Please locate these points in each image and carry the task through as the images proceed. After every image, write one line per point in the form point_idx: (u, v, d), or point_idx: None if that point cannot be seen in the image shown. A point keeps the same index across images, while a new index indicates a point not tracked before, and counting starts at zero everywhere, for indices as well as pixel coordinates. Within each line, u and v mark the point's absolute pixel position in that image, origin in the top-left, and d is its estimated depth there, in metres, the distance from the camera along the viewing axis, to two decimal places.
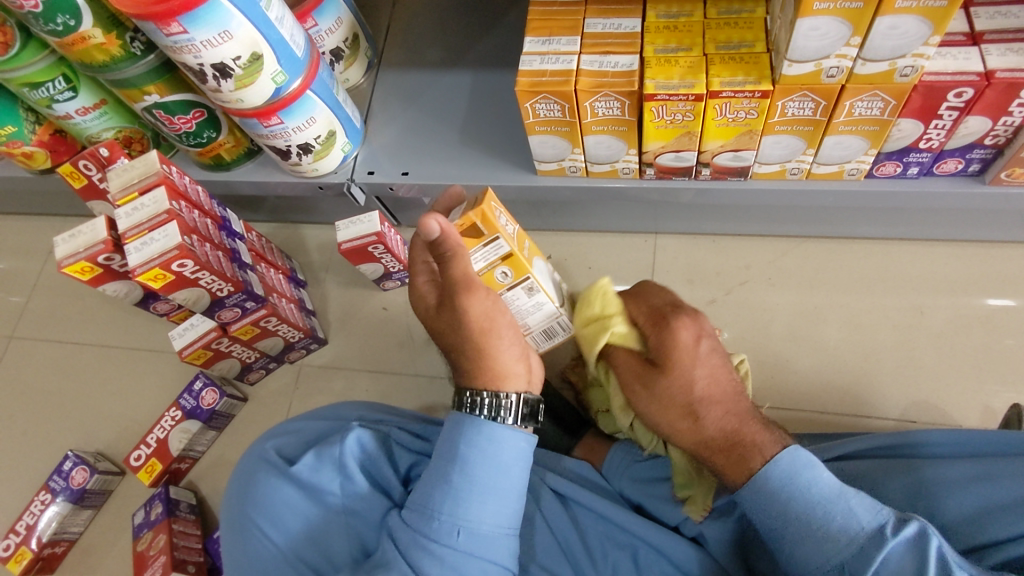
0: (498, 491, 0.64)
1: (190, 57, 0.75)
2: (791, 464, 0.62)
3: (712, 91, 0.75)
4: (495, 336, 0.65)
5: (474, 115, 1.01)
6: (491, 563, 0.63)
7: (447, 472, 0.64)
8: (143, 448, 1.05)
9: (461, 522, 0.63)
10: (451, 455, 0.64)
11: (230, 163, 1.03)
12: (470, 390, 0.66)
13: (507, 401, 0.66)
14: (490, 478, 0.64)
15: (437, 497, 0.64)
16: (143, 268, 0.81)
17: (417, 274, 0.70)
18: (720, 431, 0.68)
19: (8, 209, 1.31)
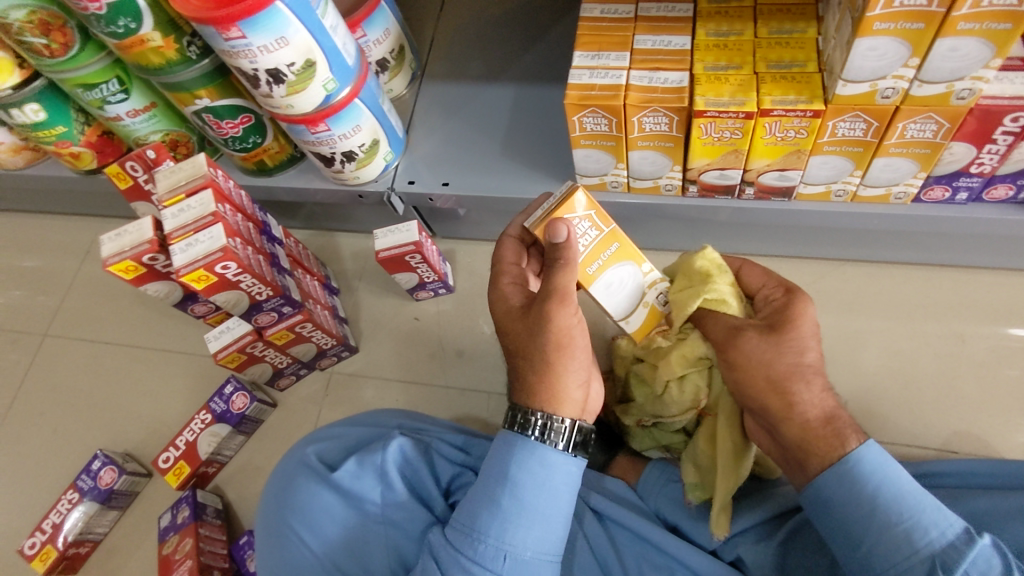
0: (544, 516, 0.62)
1: (245, 62, 0.76)
2: (879, 456, 0.62)
3: (763, 109, 0.75)
4: (569, 354, 0.64)
5: (515, 128, 1.01)
6: None
7: (499, 495, 0.62)
8: (172, 451, 1.05)
9: (506, 547, 0.61)
10: (499, 472, 0.63)
11: (272, 169, 1.04)
12: (525, 408, 0.65)
13: (559, 424, 0.64)
14: (530, 499, 0.62)
15: (484, 517, 0.62)
16: (188, 268, 0.82)
17: (506, 278, 0.72)
18: (820, 406, 0.66)
19: (48, 209, 1.33)
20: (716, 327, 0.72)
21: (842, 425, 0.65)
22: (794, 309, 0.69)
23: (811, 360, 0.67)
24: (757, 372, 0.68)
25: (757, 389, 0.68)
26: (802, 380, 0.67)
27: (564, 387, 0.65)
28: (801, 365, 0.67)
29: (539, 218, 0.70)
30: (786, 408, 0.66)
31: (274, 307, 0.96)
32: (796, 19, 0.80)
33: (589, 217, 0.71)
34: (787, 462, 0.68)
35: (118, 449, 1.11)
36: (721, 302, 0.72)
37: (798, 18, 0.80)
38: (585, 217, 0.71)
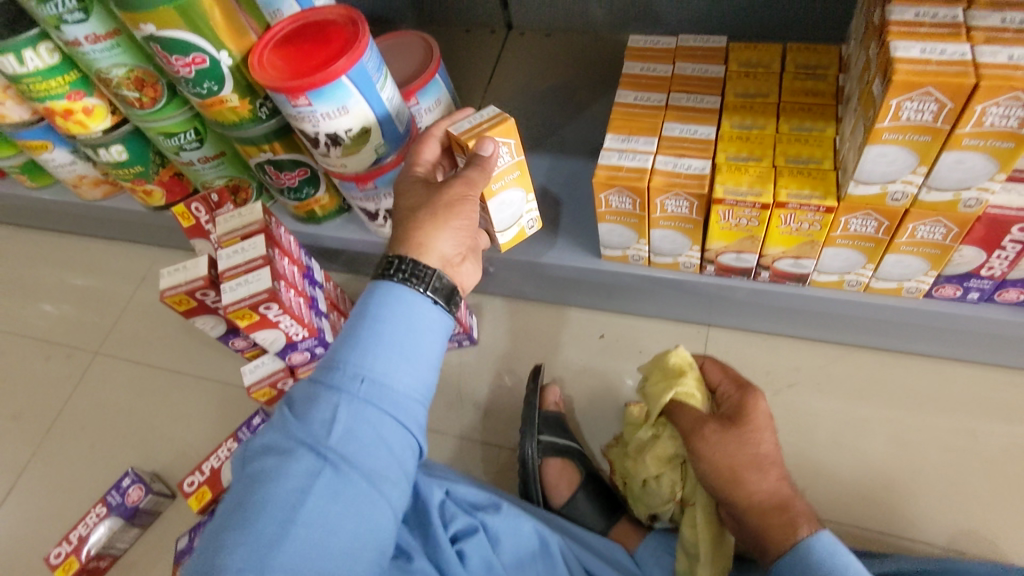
0: (408, 351, 0.66)
1: (309, 125, 0.85)
2: (828, 545, 0.63)
3: (779, 201, 0.80)
4: (454, 217, 0.75)
5: (547, 197, 1.07)
6: (394, 420, 0.64)
7: (358, 325, 0.66)
8: (197, 476, 1.10)
9: (364, 371, 0.64)
10: (360, 311, 0.67)
11: (321, 218, 1.12)
12: (394, 258, 0.71)
13: (426, 273, 0.70)
14: (388, 330, 0.66)
15: (343, 348, 0.65)
16: (235, 306, 0.89)
17: (418, 146, 0.81)
18: (771, 493, 0.72)
19: (114, 236, 1.44)
20: (685, 417, 0.82)
21: (796, 513, 0.68)
22: (749, 405, 0.81)
23: (767, 453, 0.75)
24: (720, 461, 0.76)
25: (719, 477, 0.75)
26: (760, 470, 0.74)
27: (436, 246, 0.73)
28: (758, 456, 0.75)
29: (466, 130, 0.80)
30: (742, 496, 0.73)
31: (308, 347, 1.01)
32: (816, 118, 0.86)
33: (508, 144, 0.79)
34: (754, 548, 0.71)
35: (147, 469, 1.16)
36: (689, 397, 0.87)
37: (818, 117, 0.86)
38: (506, 143, 0.79)
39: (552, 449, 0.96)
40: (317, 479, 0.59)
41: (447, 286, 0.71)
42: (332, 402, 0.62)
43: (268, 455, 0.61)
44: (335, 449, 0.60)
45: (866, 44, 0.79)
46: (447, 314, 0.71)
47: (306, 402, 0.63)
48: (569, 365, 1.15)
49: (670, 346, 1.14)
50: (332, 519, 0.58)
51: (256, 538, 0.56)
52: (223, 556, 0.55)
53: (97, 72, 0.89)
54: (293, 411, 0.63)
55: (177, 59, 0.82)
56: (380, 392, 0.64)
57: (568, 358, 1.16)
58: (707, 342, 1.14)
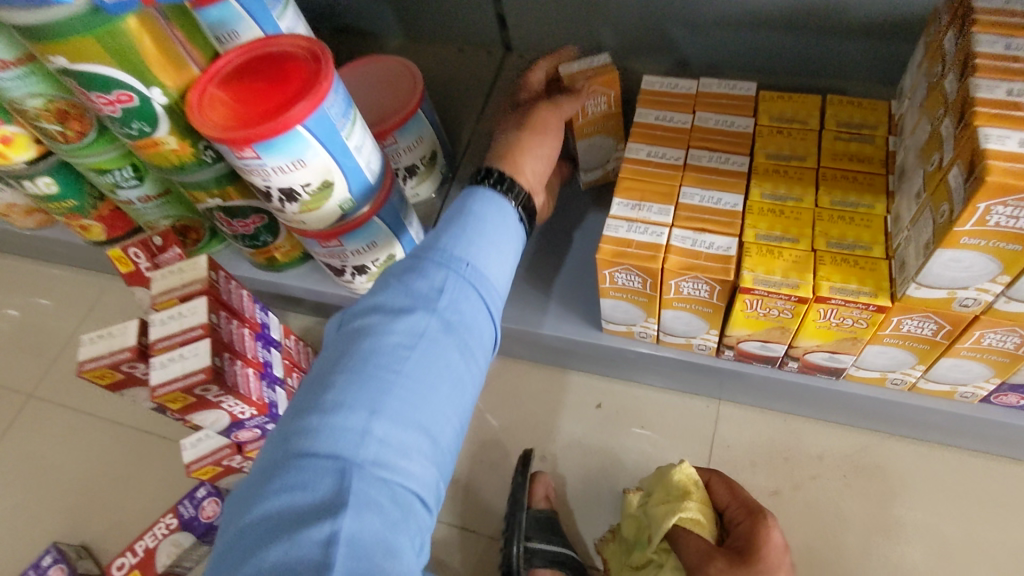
0: (502, 247, 0.66)
1: (258, 179, 0.71)
2: None
3: (819, 296, 0.66)
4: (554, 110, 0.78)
5: (541, 252, 0.94)
6: (488, 314, 0.64)
7: (458, 219, 0.66)
8: (128, 556, 0.98)
9: (467, 257, 0.63)
10: (458, 209, 0.67)
11: (281, 266, 0.98)
12: (487, 168, 0.71)
13: (514, 187, 0.69)
14: (487, 226, 0.66)
15: (442, 237, 0.64)
16: (166, 387, 0.76)
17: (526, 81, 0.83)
18: None
19: (59, 261, 1.30)
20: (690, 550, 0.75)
21: None
22: (762, 537, 0.73)
23: None
24: None
25: None
26: None
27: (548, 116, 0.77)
28: None
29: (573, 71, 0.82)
30: None
31: (257, 423, 0.90)
32: (863, 190, 0.72)
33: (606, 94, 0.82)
34: None
35: (76, 541, 1.03)
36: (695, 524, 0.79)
37: (866, 190, 0.73)
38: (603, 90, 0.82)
39: (540, 559, 0.85)
40: (420, 336, 0.58)
41: (526, 199, 0.70)
42: (441, 275, 0.61)
43: (377, 311, 0.59)
44: (456, 279, 0.61)
45: (931, 114, 0.66)
46: (519, 223, 0.69)
47: (410, 269, 0.62)
48: (559, 438, 1.01)
49: (674, 421, 1.00)
50: (437, 379, 0.57)
51: (366, 385, 0.54)
52: (331, 395, 0.54)
53: (10, 101, 0.75)
54: (400, 269, 0.63)
55: (98, 96, 0.68)
56: (483, 282, 0.63)
57: (558, 429, 1.02)
58: (717, 419, 0.99)
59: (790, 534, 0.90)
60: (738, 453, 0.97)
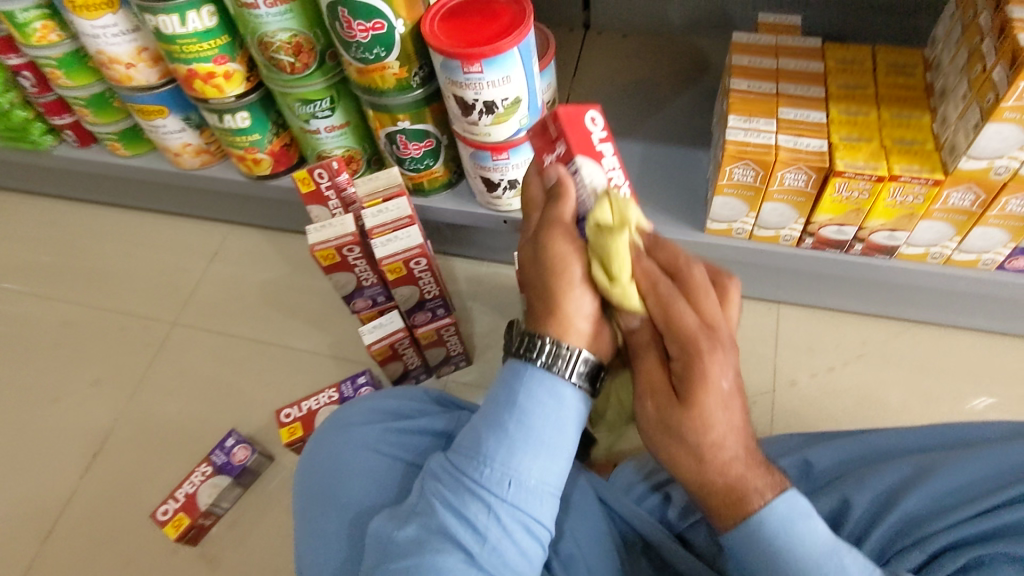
0: (549, 447, 0.67)
1: (470, 93, 0.91)
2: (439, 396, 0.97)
3: (892, 174, 0.91)
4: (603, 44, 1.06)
5: (645, 176, 1.18)
6: (534, 515, 0.67)
7: (505, 421, 0.66)
8: (295, 410, 1.17)
9: (511, 472, 0.66)
10: (506, 401, 0.67)
11: (429, 191, 1.18)
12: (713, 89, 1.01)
13: (566, 351, 0.67)
14: (538, 425, 0.66)
15: (490, 441, 0.66)
16: (388, 260, 0.95)
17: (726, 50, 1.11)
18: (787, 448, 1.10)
19: (192, 212, 1.50)
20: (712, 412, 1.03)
21: None
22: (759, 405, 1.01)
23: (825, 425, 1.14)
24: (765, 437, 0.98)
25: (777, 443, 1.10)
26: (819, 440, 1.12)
27: None
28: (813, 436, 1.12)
29: (744, 40, 1.08)
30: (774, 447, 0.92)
31: (432, 308, 1.09)
32: (912, 107, 0.97)
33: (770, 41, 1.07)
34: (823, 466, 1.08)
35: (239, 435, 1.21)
36: None
37: (913, 107, 0.97)
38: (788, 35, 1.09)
39: None
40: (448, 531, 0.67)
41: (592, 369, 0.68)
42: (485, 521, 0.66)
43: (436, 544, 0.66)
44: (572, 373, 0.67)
45: (971, 68, 0.89)
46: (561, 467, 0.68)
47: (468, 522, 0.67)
48: None
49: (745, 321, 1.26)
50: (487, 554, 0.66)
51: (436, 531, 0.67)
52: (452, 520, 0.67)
53: (261, 35, 0.95)
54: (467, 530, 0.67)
55: (359, 24, 0.89)
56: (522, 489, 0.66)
57: None
58: (778, 318, 1.26)
59: (848, 399, 1.17)
60: (796, 341, 1.23)
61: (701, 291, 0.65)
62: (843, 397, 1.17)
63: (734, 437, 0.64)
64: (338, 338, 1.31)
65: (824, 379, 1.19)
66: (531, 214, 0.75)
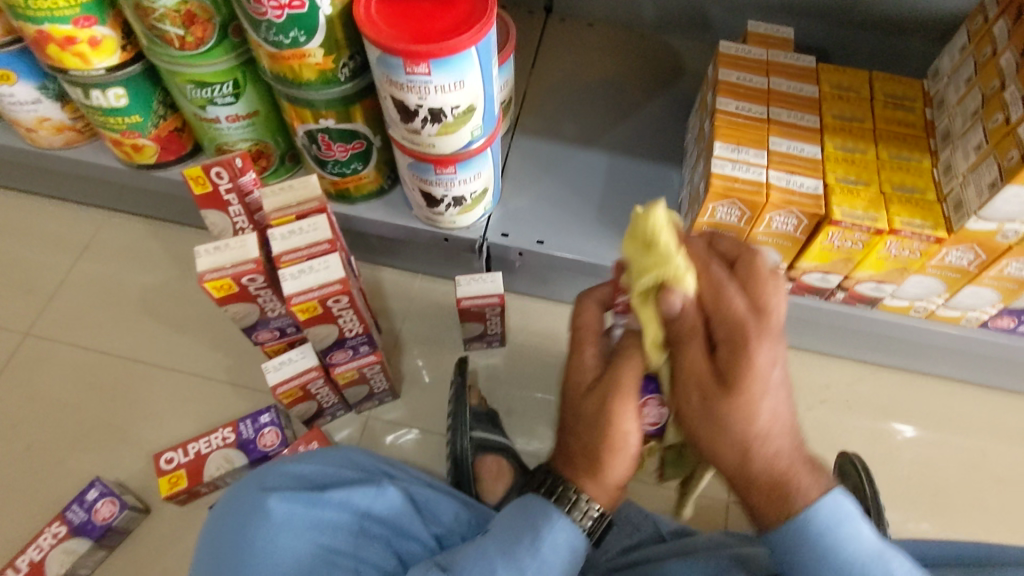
0: None
1: (412, 97, 0.73)
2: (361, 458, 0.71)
3: (893, 228, 0.80)
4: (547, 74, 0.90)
5: (610, 193, 1.02)
6: None
7: (522, 560, 0.58)
8: (178, 454, 0.98)
9: None
10: (526, 537, 0.59)
11: (355, 198, 0.99)
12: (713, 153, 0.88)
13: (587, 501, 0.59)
14: (550, 574, 0.58)
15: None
16: (299, 297, 0.77)
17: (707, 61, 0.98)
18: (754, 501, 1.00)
19: (61, 194, 1.24)
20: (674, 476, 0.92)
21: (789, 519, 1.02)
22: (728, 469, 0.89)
23: None
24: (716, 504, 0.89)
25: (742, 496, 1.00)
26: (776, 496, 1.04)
27: None
28: None
29: (731, 52, 0.94)
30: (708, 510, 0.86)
31: (353, 345, 0.91)
32: (912, 148, 0.87)
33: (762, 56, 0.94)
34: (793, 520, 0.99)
35: (110, 479, 1.01)
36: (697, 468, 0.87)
37: (914, 148, 0.87)
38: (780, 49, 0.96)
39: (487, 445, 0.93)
40: None
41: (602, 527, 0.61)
42: None
43: None
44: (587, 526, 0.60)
45: (987, 116, 0.78)
46: None
47: None
48: None
49: None
50: None
51: None
52: None
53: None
54: None
55: None
56: None
57: None
58: None
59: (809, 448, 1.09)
60: None
61: (763, 277, 0.53)
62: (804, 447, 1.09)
63: (787, 439, 0.53)
64: (240, 360, 1.10)
65: None
66: (586, 352, 0.62)
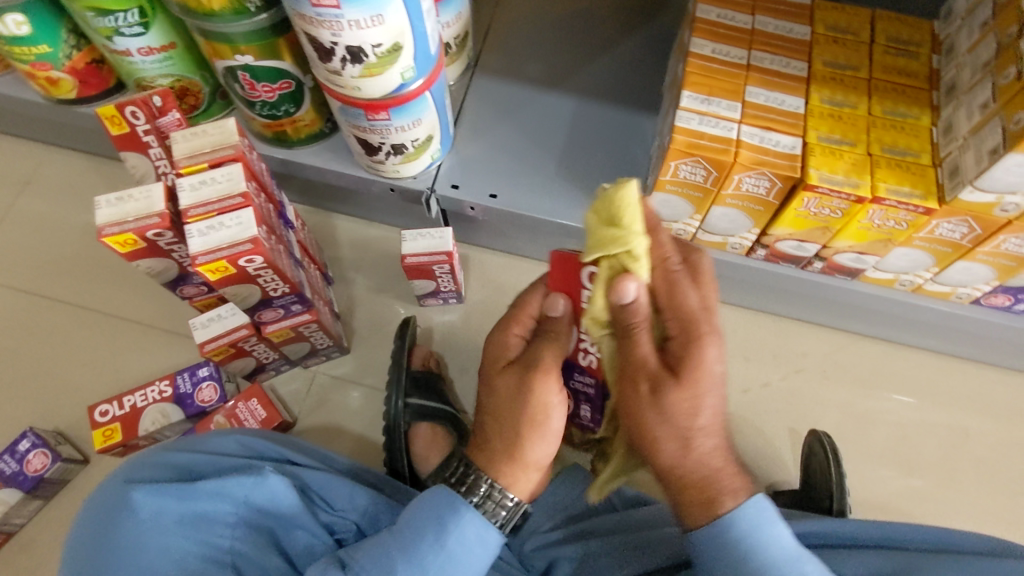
0: None
1: (326, 33, 0.64)
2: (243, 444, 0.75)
3: (876, 196, 0.70)
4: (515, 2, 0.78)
5: (574, 143, 0.93)
6: None
7: (425, 560, 0.58)
8: (114, 407, 0.94)
9: None
10: (432, 533, 0.59)
11: (293, 142, 0.90)
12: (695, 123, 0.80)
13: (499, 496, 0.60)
14: (458, 568, 0.58)
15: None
16: (207, 257, 0.69)
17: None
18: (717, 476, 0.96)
19: (2, 127, 1.17)
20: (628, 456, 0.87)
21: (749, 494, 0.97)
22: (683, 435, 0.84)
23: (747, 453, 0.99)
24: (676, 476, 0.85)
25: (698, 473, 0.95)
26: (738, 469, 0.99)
27: None
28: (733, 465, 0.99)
29: None
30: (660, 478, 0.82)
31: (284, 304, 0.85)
32: (910, 103, 0.76)
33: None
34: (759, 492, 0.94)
35: (47, 428, 0.98)
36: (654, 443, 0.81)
37: (913, 103, 0.76)
38: None
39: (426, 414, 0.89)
40: None
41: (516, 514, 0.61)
42: None
43: None
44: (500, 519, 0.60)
45: (999, 71, 0.67)
46: None
47: None
48: None
49: None
50: None
51: None
52: None
53: None
54: None
55: None
56: None
57: None
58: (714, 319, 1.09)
59: (778, 421, 1.02)
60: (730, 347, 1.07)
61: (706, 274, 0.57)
62: (773, 419, 1.02)
63: (715, 439, 0.55)
64: (183, 309, 1.06)
65: (756, 396, 1.04)
66: (512, 332, 0.62)
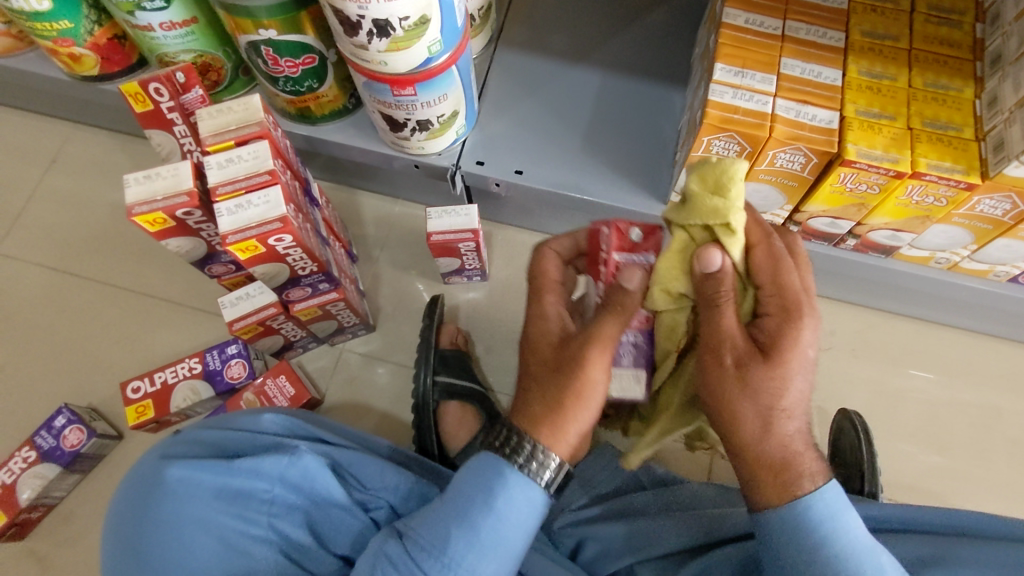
0: (502, 547, 0.54)
1: (352, 6, 0.63)
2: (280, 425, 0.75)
3: (916, 172, 0.68)
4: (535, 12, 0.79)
5: (600, 118, 0.92)
6: None
7: (469, 514, 0.53)
8: (145, 384, 0.95)
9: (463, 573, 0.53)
10: (478, 496, 0.54)
11: (317, 118, 0.90)
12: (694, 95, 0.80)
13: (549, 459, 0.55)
14: (506, 527, 0.54)
15: (444, 527, 0.54)
16: (237, 236, 0.69)
17: None
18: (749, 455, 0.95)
19: (27, 105, 1.18)
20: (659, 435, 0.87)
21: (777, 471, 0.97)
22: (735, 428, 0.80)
23: None
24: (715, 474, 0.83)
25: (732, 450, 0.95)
26: None
27: None
28: None
29: None
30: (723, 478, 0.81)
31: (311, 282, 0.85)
32: (953, 74, 0.73)
33: None
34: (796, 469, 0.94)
35: (81, 403, 1.00)
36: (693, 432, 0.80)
37: (956, 74, 0.73)
38: None
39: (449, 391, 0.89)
40: None
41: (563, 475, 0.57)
42: None
43: None
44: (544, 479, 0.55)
45: None
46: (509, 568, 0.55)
47: None
48: None
49: None
50: None
51: None
52: None
53: None
54: None
55: None
56: None
57: None
58: None
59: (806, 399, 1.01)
60: None
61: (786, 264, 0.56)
62: None
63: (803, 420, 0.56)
64: (210, 287, 1.06)
65: None
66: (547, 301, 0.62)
